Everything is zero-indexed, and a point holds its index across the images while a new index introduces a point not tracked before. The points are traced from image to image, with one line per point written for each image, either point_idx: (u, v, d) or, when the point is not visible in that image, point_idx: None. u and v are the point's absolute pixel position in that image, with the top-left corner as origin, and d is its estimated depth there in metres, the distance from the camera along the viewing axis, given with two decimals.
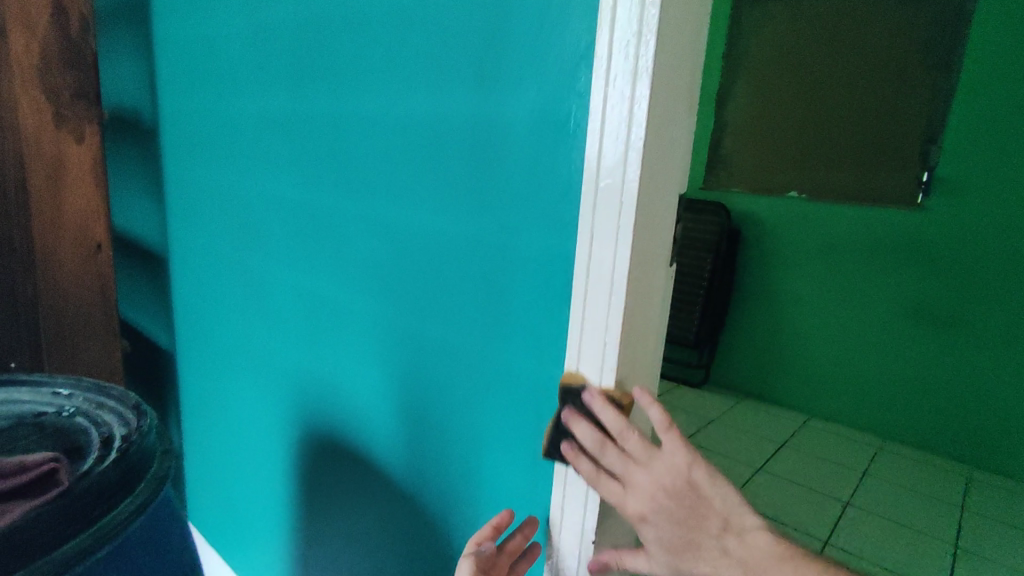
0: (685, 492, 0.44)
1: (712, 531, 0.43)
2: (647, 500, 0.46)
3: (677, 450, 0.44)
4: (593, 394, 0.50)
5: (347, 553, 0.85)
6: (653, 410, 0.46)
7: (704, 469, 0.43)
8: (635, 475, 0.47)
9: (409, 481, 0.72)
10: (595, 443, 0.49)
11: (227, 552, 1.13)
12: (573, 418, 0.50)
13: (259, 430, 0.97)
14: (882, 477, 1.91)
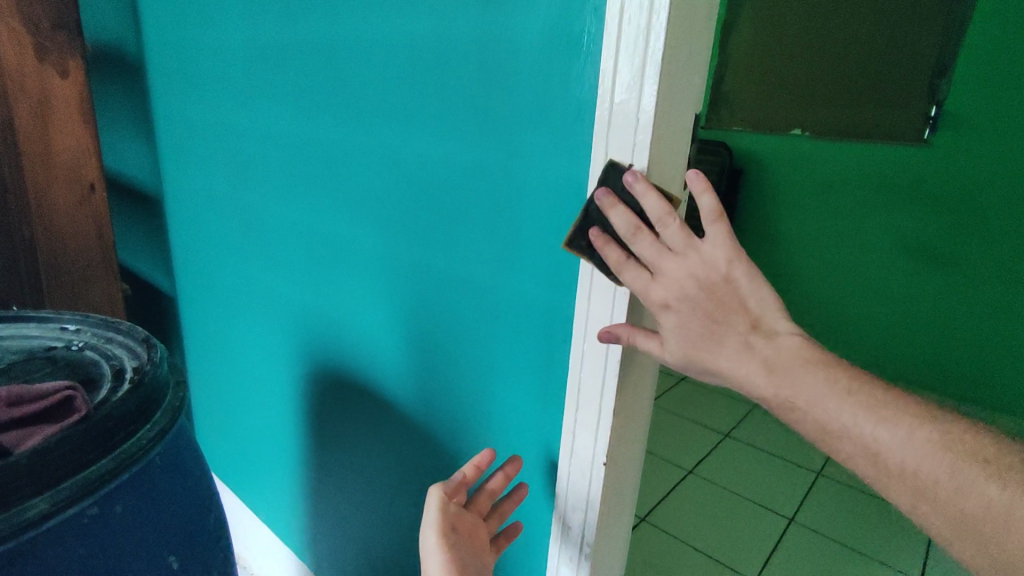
0: (720, 287, 0.41)
1: (739, 329, 0.41)
2: (674, 289, 0.42)
3: (723, 238, 0.41)
4: (637, 177, 0.44)
5: (361, 488, 0.86)
6: (705, 198, 0.41)
7: (744, 268, 0.41)
8: (667, 263, 0.42)
9: (420, 411, 0.73)
10: (629, 228, 0.44)
11: (240, 492, 1.14)
12: (609, 201, 0.45)
13: (267, 369, 0.98)
14: None
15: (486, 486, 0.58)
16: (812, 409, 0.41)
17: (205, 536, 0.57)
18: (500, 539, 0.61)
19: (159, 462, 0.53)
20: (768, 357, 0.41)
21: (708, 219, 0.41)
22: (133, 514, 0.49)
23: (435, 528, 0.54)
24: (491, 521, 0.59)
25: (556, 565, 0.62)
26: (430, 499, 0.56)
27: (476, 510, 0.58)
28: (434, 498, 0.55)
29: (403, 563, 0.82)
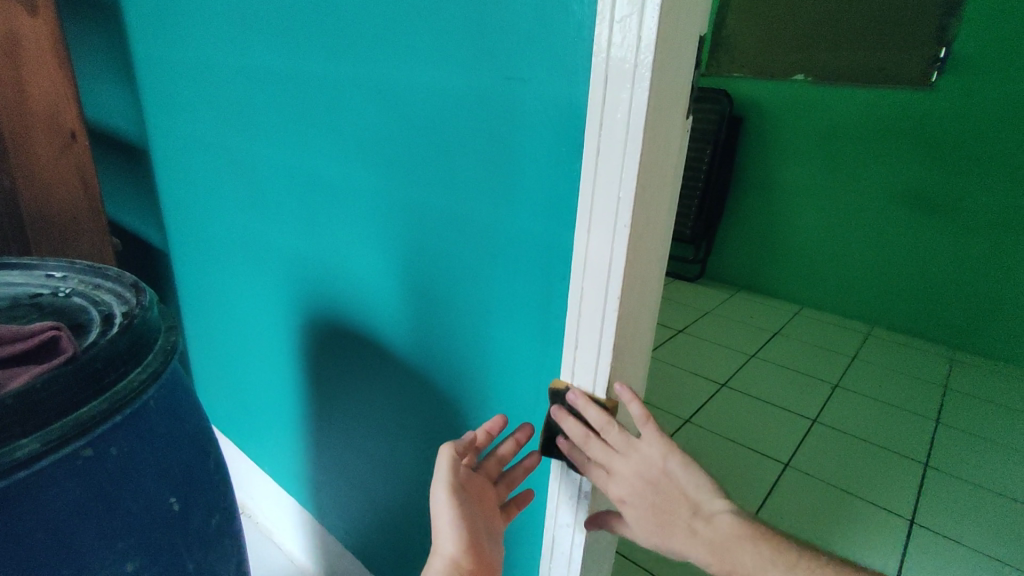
0: (660, 478, 0.50)
1: (683, 515, 0.50)
2: (626, 486, 0.52)
3: (657, 437, 0.50)
4: (576, 394, 0.54)
5: (360, 436, 0.87)
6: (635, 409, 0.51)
7: (677, 459, 0.50)
8: (616, 463, 0.52)
9: (418, 357, 0.73)
10: (580, 436, 0.53)
11: (241, 441, 1.15)
12: (560, 414, 0.55)
13: (263, 321, 0.97)
14: (870, 360, 1.97)
15: (495, 452, 0.58)
16: None
17: (205, 479, 0.57)
18: (509, 505, 0.60)
19: (154, 405, 0.52)
20: (709, 538, 0.49)
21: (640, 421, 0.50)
22: (130, 457, 0.49)
23: (446, 485, 0.54)
24: (500, 487, 0.59)
25: (555, 502, 0.62)
26: (440, 458, 0.55)
27: (484, 474, 0.58)
28: (444, 456, 0.55)
29: (405, 506, 0.83)
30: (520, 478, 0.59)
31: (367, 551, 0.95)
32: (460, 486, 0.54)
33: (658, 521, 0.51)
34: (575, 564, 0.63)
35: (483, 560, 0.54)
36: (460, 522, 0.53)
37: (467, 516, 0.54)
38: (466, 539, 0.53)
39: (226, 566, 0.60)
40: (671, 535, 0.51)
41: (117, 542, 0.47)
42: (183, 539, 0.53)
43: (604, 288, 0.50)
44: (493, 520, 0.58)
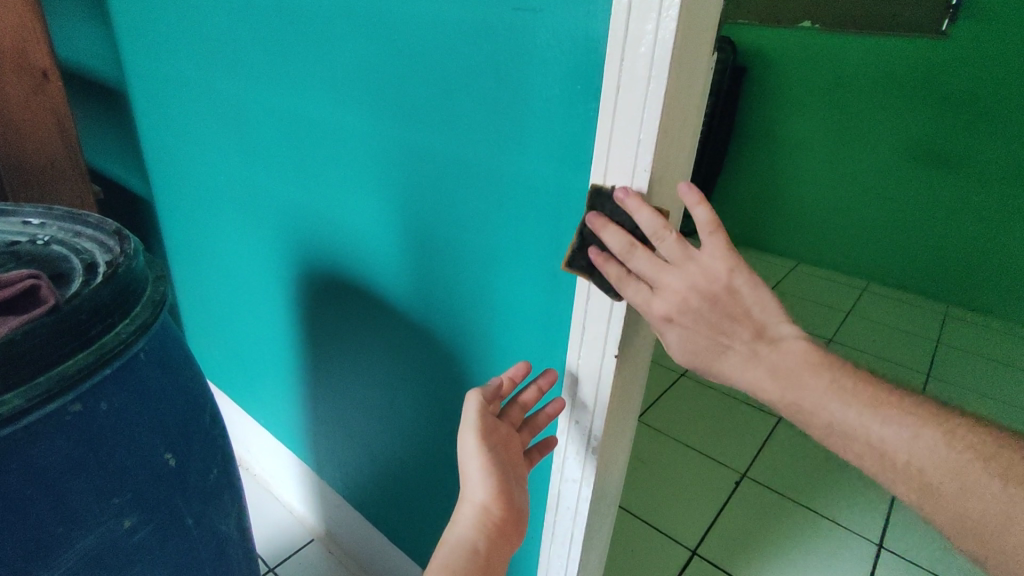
0: (722, 295, 0.41)
1: (743, 337, 0.43)
2: (675, 300, 0.43)
3: (724, 244, 0.41)
4: (628, 192, 0.44)
5: (359, 390, 0.85)
6: (699, 210, 0.41)
7: (745, 276, 0.41)
8: (666, 277, 0.43)
9: (420, 310, 0.70)
10: (623, 245, 0.45)
11: (238, 395, 1.14)
12: (601, 221, 0.46)
13: (256, 273, 0.94)
14: (865, 316, 1.98)
15: (519, 399, 0.56)
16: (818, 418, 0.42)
17: (202, 435, 0.55)
18: (533, 452, 0.59)
19: (145, 359, 0.49)
20: (772, 362, 0.43)
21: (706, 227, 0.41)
22: (122, 412, 0.46)
23: (475, 432, 0.52)
24: (524, 433, 0.57)
25: (562, 456, 0.61)
26: (467, 404, 0.54)
27: (508, 422, 0.56)
28: (472, 403, 0.53)
29: (407, 460, 0.83)
30: (544, 424, 0.57)
31: (367, 504, 0.95)
32: (488, 432, 0.53)
33: (708, 348, 0.44)
34: (580, 517, 0.62)
35: (513, 507, 0.52)
36: (490, 467, 0.51)
37: (496, 461, 0.52)
38: (497, 486, 0.51)
39: (227, 521, 0.59)
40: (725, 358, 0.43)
41: (113, 498, 0.46)
42: (182, 495, 0.52)
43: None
44: (517, 467, 0.56)
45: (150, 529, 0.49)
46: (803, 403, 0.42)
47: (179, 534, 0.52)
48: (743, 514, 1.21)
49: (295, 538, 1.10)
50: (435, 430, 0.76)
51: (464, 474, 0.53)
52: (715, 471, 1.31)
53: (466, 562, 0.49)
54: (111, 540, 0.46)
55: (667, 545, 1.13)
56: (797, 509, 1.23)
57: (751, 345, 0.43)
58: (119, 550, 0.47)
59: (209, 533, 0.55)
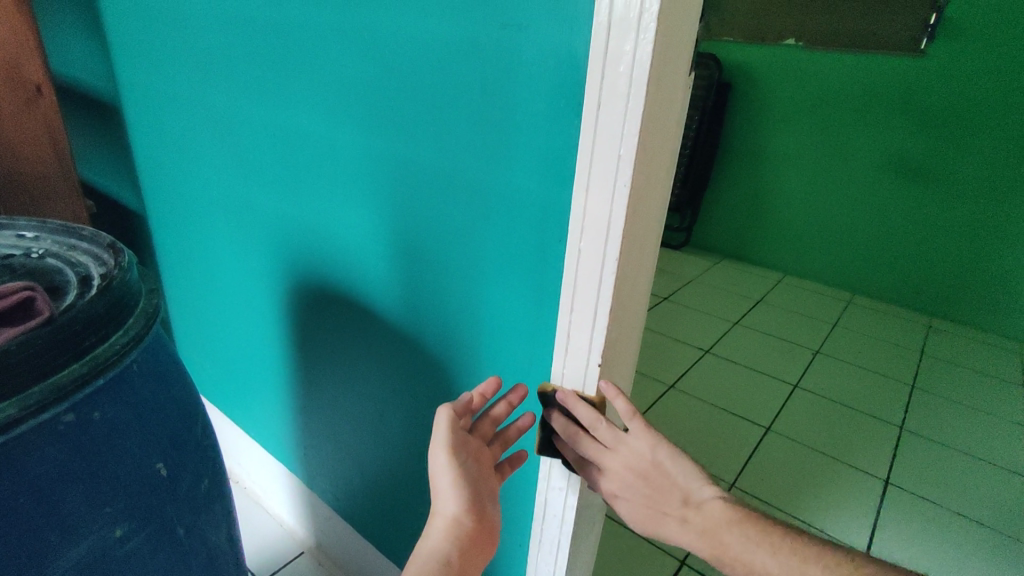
0: (652, 471, 0.52)
1: (674, 505, 0.52)
2: (619, 481, 0.54)
3: (645, 430, 0.51)
4: (566, 393, 0.55)
5: (348, 401, 0.86)
6: (619, 400, 0.52)
7: (666, 451, 0.51)
8: (607, 459, 0.53)
9: (410, 323, 0.72)
10: (568, 435, 0.55)
11: (227, 405, 1.14)
12: (552, 417, 0.57)
13: (248, 285, 0.95)
14: (850, 327, 2.01)
15: (489, 414, 0.58)
16: None
17: (193, 445, 0.56)
18: (503, 466, 0.60)
19: (137, 370, 0.50)
20: (700, 525, 0.51)
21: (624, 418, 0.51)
22: (114, 422, 0.47)
23: (446, 444, 0.53)
24: (494, 448, 0.58)
25: (548, 465, 0.62)
26: (438, 418, 0.55)
27: (479, 436, 0.57)
28: (443, 417, 0.54)
29: (395, 469, 0.84)
30: (514, 438, 0.59)
31: (356, 514, 0.96)
32: (459, 445, 0.54)
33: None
34: (567, 526, 0.63)
35: (486, 519, 0.53)
36: (461, 479, 0.53)
37: (467, 473, 0.54)
38: (467, 497, 0.53)
39: (218, 531, 0.59)
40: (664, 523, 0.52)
41: (105, 507, 0.46)
42: (174, 504, 0.52)
43: (601, 249, 0.49)
44: (490, 479, 0.57)
45: (141, 539, 0.49)
46: (728, 556, 0.50)
47: (169, 543, 0.52)
48: None
49: (283, 550, 1.10)
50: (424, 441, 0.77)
51: (436, 488, 0.54)
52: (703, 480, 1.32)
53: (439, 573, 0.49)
54: (103, 548, 0.47)
55: (654, 553, 1.14)
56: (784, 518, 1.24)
57: (682, 511, 0.51)
58: (110, 559, 0.47)
59: (200, 543, 0.56)
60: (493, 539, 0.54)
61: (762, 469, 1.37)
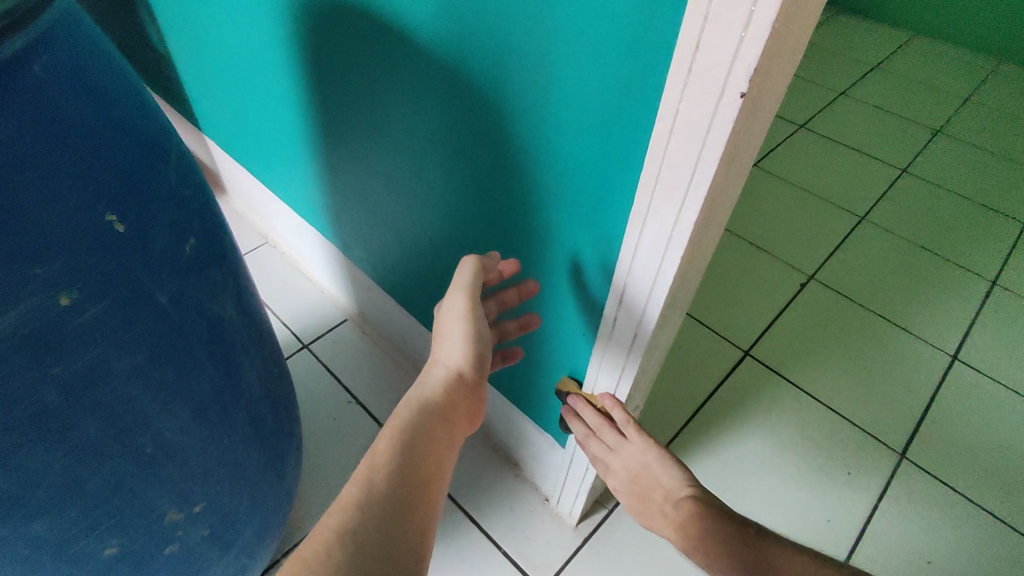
0: (642, 473, 0.59)
1: (658, 501, 0.57)
2: (617, 477, 0.61)
3: (641, 439, 0.59)
4: (576, 399, 0.64)
5: (381, 162, 0.71)
6: (617, 412, 0.60)
7: (655, 454, 0.58)
8: (608, 458, 0.61)
9: (452, 49, 0.51)
10: (581, 433, 0.63)
11: (255, 161, 1.01)
12: (568, 415, 0.65)
13: (247, 8, 0.73)
14: (985, 102, 1.66)
15: (501, 295, 0.61)
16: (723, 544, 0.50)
17: (162, 196, 0.41)
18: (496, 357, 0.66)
19: (40, 75, 0.33)
20: (676, 519, 0.54)
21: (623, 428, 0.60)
22: (11, 144, 0.32)
23: (467, 293, 0.52)
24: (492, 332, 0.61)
25: (635, 242, 0.47)
26: (464, 268, 0.53)
27: None
28: (467, 266, 0.53)
29: (440, 244, 0.71)
30: (511, 334, 0.63)
31: (398, 285, 0.87)
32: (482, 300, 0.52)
33: (642, 508, 0.58)
34: (649, 316, 0.51)
35: (480, 389, 0.52)
36: (476, 331, 0.51)
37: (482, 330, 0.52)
38: (474, 354, 0.51)
39: (221, 301, 0.48)
40: (650, 516, 0.57)
41: (34, 267, 0.33)
42: (145, 267, 0.39)
43: None
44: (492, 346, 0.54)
45: (104, 308, 0.37)
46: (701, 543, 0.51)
47: (153, 315, 0.41)
48: (806, 316, 1.11)
49: (327, 317, 1.05)
50: (471, 208, 0.63)
51: (444, 331, 0.53)
52: (782, 271, 1.18)
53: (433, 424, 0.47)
54: (48, 317, 0.34)
55: (720, 343, 1.06)
56: (871, 315, 1.12)
57: (664, 505, 0.56)
58: (67, 330, 0.36)
59: (195, 315, 0.44)
60: (477, 416, 0.53)
61: (850, 260, 1.22)
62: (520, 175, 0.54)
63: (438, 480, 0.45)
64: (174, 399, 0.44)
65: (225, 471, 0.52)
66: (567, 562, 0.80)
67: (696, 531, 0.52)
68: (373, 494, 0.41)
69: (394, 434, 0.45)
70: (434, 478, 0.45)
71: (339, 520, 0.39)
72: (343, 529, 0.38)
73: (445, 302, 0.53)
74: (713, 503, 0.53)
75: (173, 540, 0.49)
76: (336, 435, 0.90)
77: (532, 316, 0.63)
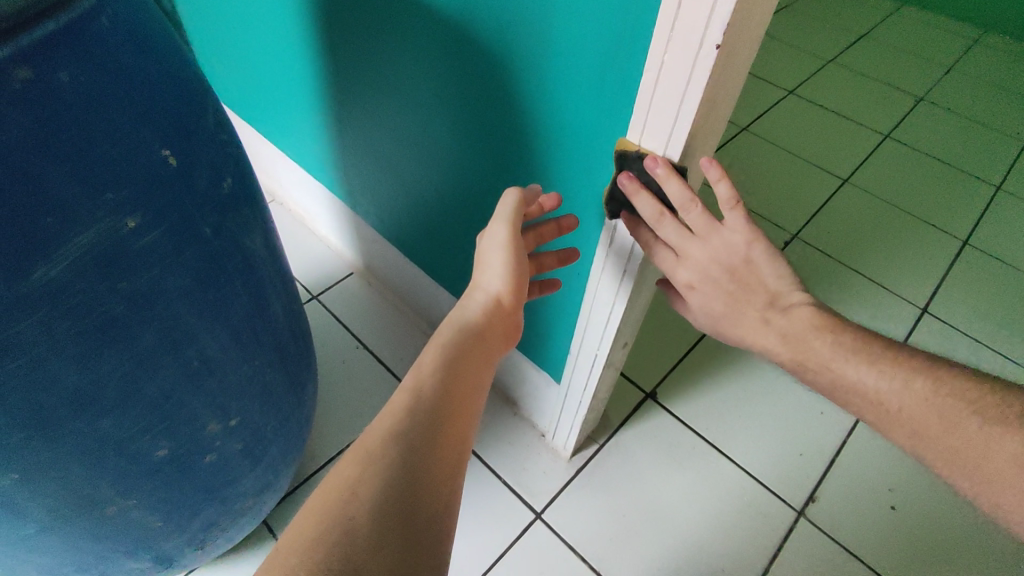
0: (741, 266, 0.46)
1: (757, 304, 0.47)
2: (699, 268, 0.48)
3: (746, 222, 0.45)
4: (656, 164, 0.47)
5: (389, 118, 0.75)
6: (720, 186, 0.43)
7: (763, 248, 0.45)
8: (690, 246, 0.47)
9: (462, 9, 0.55)
10: (652, 213, 0.48)
11: (263, 120, 1.05)
12: (632, 187, 0.49)
13: None
14: (968, 70, 1.70)
15: (540, 227, 0.59)
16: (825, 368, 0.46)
17: (203, 138, 0.46)
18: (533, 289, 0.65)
19: (107, 26, 0.38)
20: (781, 328, 0.47)
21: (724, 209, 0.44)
22: (88, 88, 0.37)
23: (508, 223, 0.53)
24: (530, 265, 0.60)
25: (624, 185, 0.53)
26: (505, 199, 0.54)
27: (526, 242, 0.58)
28: (509, 198, 0.54)
29: (445, 195, 0.76)
30: (549, 267, 0.62)
31: (403, 237, 0.92)
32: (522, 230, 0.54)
33: (728, 311, 0.49)
34: (635, 255, 0.57)
35: (514, 316, 0.55)
36: (517, 265, 0.53)
37: (522, 264, 0.54)
38: (512, 281, 0.54)
39: (252, 236, 0.53)
40: (742, 322, 0.48)
41: (106, 194, 0.39)
42: (191, 200, 0.45)
43: None
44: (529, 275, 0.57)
45: (161, 234, 0.43)
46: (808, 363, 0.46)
47: (199, 244, 0.46)
48: (789, 272, 1.17)
49: (334, 271, 1.11)
50: (475, 156, 0.68)
51: (484, 260, 0.55)
52: (768, 229, 1.24)
53: (472, 343, 0.50)
54: (116, 239, 0.40)
55: None
56: (848, 271, 1.18)
57: (764, 312, 0.47)
58: (130, 251, 0.41)
59: (232, 246, 0.50)
60: (512, 340, 0.57)
61: (831, 220, 1.28)
62: (522, 128, 0.59)
63: (475, 398, 0.49)
64: (214, 320, 0.50)
65: (256, 389, 0.58)
66: (561, 490, 0.88)
67: (805, 351, 0.46)
68: (417, 407, 0.44)
69: (436, 356, 0.48)
70: (473, 396, 0.48)
71: (390, 423, 0.42)
72: (393, 433, 0.41)
73: (486, 232, 0.55)
74: (825, 317, 0.46)
75: (212, 449, 0.55)
76: (345, 376, 0.96)
77: (569, 248, 0.62)
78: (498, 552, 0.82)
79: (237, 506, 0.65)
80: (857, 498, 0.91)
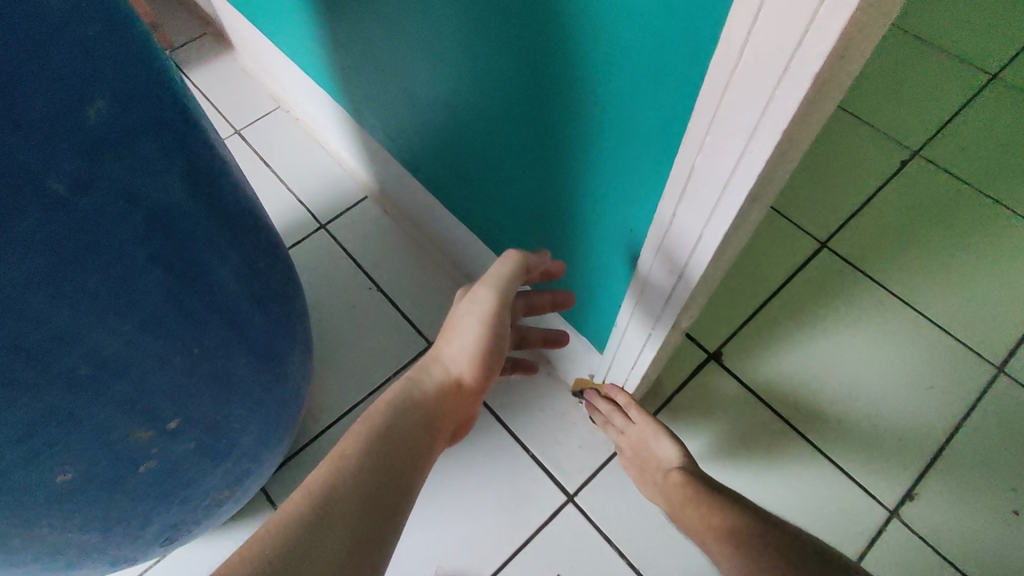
0: (640, 449, 0.65)
1: (653, 469, 0.62)
2: (626, 449, 0.67)
3: (643, 415, 0.66)
4: (593, 393, 0.72)
5: (380, 3, 0.55)
6: (620, 395, 0.68)
7: (655, 430, 0.64)
8: (620, 438, 0.68)
9: None
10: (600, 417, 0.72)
11: (253, 7, 0.86)
12: (591, 407, 0.74)
13: None
14: None
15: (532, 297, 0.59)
16: (683, 510, 0.52)
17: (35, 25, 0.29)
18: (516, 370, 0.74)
19: None
20: (660, 485, 0.58)
21: (629, 406, 0.67)
22: None
23: (499, 289, 0.48)
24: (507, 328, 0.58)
25: (714, 104, 0.33)
26: (504, 260, 0.50)
27: None
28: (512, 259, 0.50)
29: (459, 112, 0.58)
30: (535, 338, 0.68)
31: (417, 161, 0.74)
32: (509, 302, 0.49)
33: (640, 478, 0.64)
34: (719, 216, 0.39)
35: (468, 402, 0.49)
36: (492, 340, 0.48)
37: (498, 340, 0.49)
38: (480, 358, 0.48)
39: (162, 181, 0.37)
40: (646, 485, 0.62)
41: None
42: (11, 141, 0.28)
43: None
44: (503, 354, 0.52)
45: None
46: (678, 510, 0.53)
47: (48, 201, 0.30)
48: (902, 202, 0.93)
49: (347, 194, 0.95)
50: (491, 57, 0.48)
51: (457, 330, 0.49)
52: (882, 147, 0.98)
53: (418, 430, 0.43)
54: None
55: (795, 235, 0.90)
56: (987, 203, 0.92)
57: (656, 474, 0.61)
58: None
59: (119, 196, 0.34)
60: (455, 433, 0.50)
61: (972, 132, 0.99)
62: (553, 20, 0.39)
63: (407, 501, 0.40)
64: (108, 307, 0.35)
65: (204, 380, 0.45)
66: (601, 467, 0.75)
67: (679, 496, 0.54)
68: (331, 509, 0.35)
69: (371, 440, 0.40)
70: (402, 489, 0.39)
71: (292, 517, 0.34)
72: (289, 547, 0.33)
73: (471, 294, 0.49)
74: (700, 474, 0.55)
75: (149, 456, 0.44)
76: (356, 324, 0.83)
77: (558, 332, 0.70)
78: (523, 537, 0.71)
79: (205, 499, 0.54)
80: (971, 487, 0.73)
